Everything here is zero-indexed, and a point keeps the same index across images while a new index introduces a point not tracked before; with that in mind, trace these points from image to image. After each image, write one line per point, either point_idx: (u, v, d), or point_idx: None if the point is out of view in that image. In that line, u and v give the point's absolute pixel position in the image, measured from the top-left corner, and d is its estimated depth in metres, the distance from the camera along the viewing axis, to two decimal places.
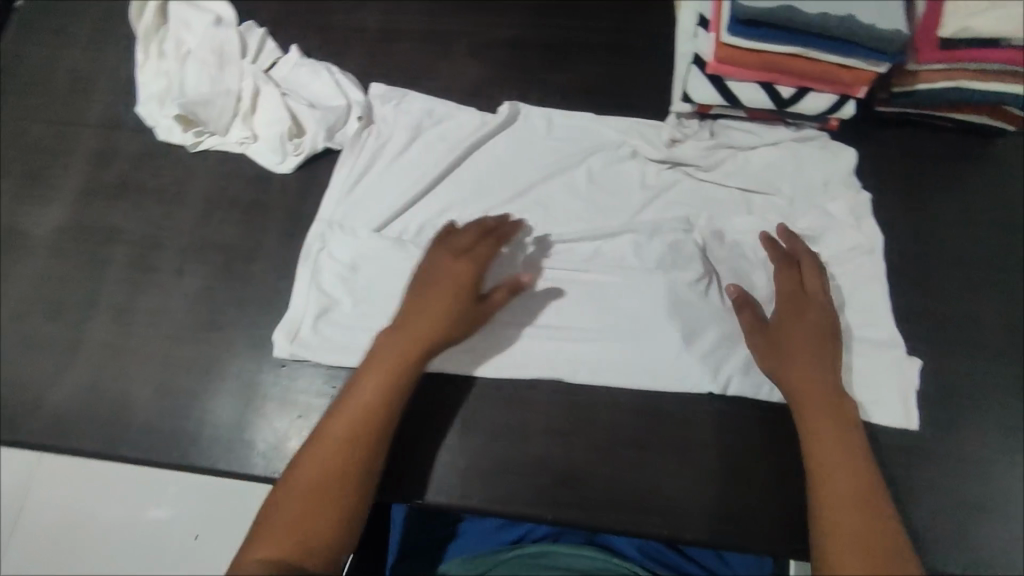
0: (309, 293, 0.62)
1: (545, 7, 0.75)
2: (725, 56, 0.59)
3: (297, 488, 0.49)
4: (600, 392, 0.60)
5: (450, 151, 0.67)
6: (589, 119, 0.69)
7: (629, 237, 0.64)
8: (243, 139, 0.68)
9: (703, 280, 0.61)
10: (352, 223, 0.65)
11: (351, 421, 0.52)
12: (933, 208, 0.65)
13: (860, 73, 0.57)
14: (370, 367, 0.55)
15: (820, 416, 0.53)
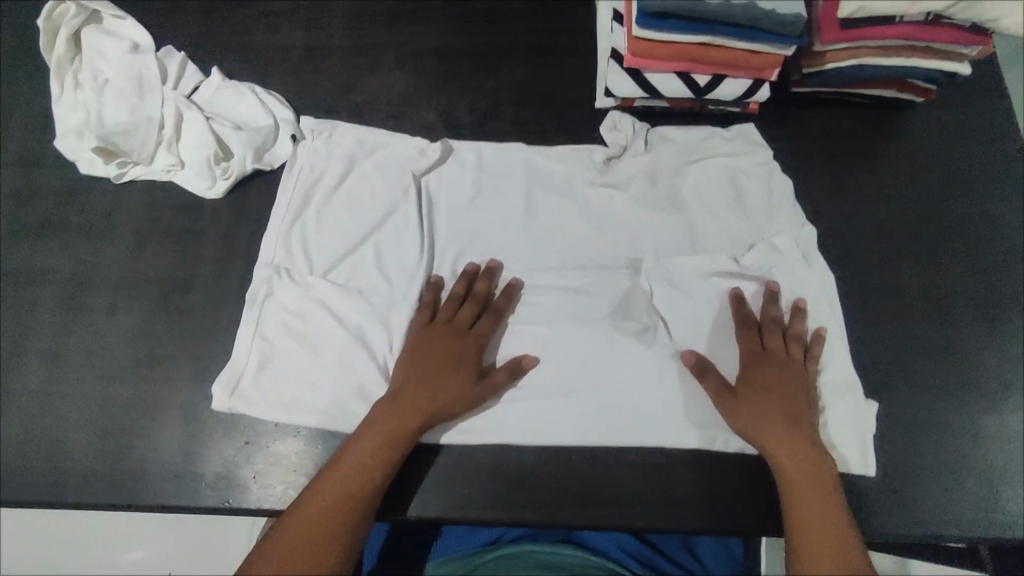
0: (252, 343, 0.60)
1: (465, 12, 0.74)
2: (639, 50, 0.58)
3: (283, 553, 0.50)
4: (561, 430, 0.57)
5: (389, 183, 0.66)
6: (528, 148, 0.67)
7: (575, 271, 0.63)
8: (170, 166, 0.66)
9: (653, 328, 0.60)
10: (293, 267, 0.63)
11: (347, 482, 0.53)
12: (855, 184, 0.66)
13: (768, 57, 0.58)
14: (386, 427, 0.55)
15: (789, 460, 0.53)
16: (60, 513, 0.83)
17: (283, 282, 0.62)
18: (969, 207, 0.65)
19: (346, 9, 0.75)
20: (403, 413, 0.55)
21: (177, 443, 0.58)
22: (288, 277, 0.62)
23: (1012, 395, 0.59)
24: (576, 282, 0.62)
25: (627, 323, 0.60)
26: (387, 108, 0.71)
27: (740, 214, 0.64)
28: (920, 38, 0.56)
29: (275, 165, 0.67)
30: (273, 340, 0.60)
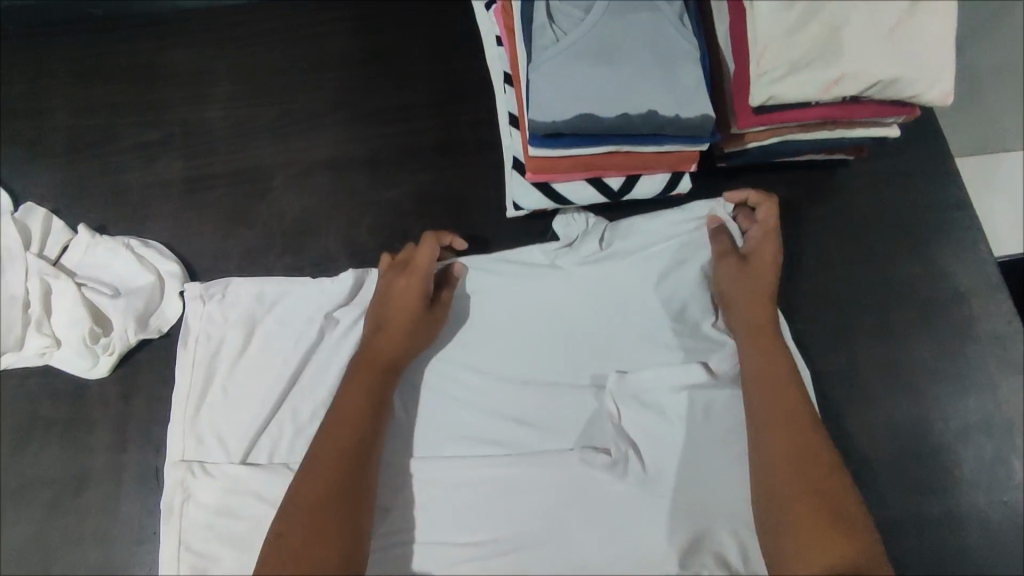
0: (179, 562, 0.51)
1: (358, 117, 0.68)
2: (538, 165, 0.52)
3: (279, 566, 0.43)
4: None
5: (300, 332, 0.58)
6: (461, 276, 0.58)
7: (526, 405, 0.56)
8: (43, 349, 0.59)
9: (624, 463, 0.52)
10: (209, 459, 0.53)
11: (287, 551, 0.44)
12: (796, 256, 0.61)
13: (682, 154, 0.52)
14: (313, 470, 0.47)
15: (771, 375, 0.51)
16: None
17: (200, 479, 0.52)
18: (916, 266, 0.61)
19: (227, 129, 0.68)
20: (334, 453, 0.47)
21: None
22: (205, 471, 0.53)
23: (982, 473, 0.56)
24: (523, 430, 0.55)
25: (592, 455, 0.52)
26: (284, 239, 0.64)
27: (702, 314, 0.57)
28: (841, 115, 0.51)
29: (164, 330, 0.60)
30: (201, 552, 0.51)
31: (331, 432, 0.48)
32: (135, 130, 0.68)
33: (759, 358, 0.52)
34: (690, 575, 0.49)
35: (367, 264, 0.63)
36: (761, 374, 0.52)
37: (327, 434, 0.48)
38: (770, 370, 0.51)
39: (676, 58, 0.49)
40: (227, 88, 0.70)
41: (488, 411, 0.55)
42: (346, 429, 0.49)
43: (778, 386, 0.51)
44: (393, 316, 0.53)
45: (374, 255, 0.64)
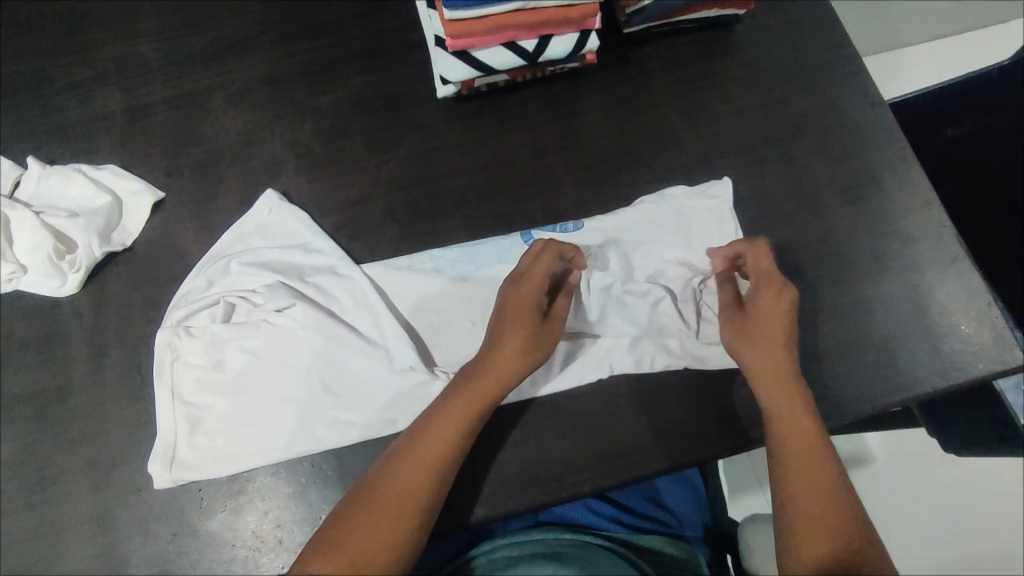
0: (174, 411, 0.57)
1: (287, 34, 0.71)
2: (456, 32, 0.58)
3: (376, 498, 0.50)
4: (499, 417, 0.58)
5: (273, 220, 0.64)
6: (407, 158, 0.66)
7: (480, 249, 0.62)
8: (10, 275, 0.61)
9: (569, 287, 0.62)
10: (193, 322, 0.59)
11: (431, 472, 0.51)
12: (703, 106, 0.68)
13: (585, 7, 0.58)
14: (489, 379, 0.53)
15: (781, 397, 0.55)
16: None
17: (186, 340, 0.58)
18: (811, 100, 0.68)
19: (161, 60, 0.70)
20: (507, 373, 0.53)
21: (96, 558, 0.54)
22: (190, 334, 0.58)
23: (889, 263, 0.63)
24: (473, 271, 0.62)
25: None
26: (231, 151, 0.67)
27: (621, 161, 0.66)
28: None
29: (128, 244, 0.63)
30: (194, 402, 0.57)
31: (512, 347, 0.54)
32: (68, 71, 0.70)
33: (761, 348, 0.56)
34: (628, 359, 0.59)
35: (313, 164, 0.66)
36: (766, 365, 0.56)
37: (507, 343, 0.54)
38: (775, 383, 0.55)
39: None
40: (155, 23, 0.71)
41: (441, 257, 0.62)
42: (529, 325, 0.54)
43: (779, 377, 0.55)
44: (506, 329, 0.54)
45: (319, 154, 0.67)
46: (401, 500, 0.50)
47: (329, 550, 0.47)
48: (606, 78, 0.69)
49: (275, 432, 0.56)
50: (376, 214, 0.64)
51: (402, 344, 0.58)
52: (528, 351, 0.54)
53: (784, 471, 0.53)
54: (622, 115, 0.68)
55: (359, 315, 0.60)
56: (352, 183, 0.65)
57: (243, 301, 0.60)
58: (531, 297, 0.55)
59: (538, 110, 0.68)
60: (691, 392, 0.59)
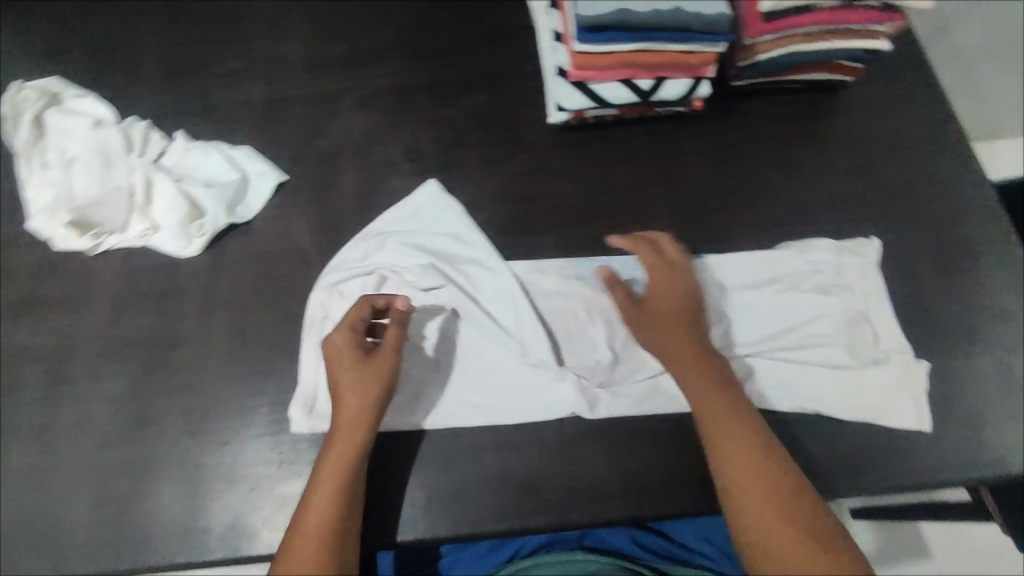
0: (319, 363, 0.61)
1: (417, 52, 0.78)
2: (581, 63, 0.62)
3: (314, 524, 0.52)
4: (574, 429, 0.60)
5: (433, 209, 0.68)
6: (513, 177, 0.71)
7: (627, 267, 0.66)
8: (144, 231, 0.68)
9: (708, 315, 0.62)
10: (348, 286, 0.64)
11: (337, 501, 0.53)
12: (801, 161, 0.70)
13: (703, 55, 0.62)
14: (336, 445, 0.55)
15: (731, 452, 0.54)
16: None
17: (340, 302, 0.64)
18: (910, 168, 0.69)
19: (303, 62, 0.78)
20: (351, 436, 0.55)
21: (178, 503, 0.58)
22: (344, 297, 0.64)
23: (980, 337, 0.62)
24: None
25: None
26: (352, 148, 0.73)
27: (719, 204, 0.69)
28: (835, 18, 0.61)
29: (249, 218, 0.69)
30: None
31: (352, 399, 0.56)
32: (221, 61, 0.78)
33: (690, 374, 0.58)
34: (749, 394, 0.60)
35: (426, 170, 0.72)
36: (684, 364, 0.58)
37: (351, 399, 0.56)
38: (694, 386, 0.57)
39: None
40: (302, 29, 0.79)
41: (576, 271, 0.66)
42: (355, 377, 0.56)
43: (710, 390, 0.56)
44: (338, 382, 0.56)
45: (432, 162, 0.72)
46: (323, 526, 0.52)
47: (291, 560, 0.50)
48: (710, 125, 0.72)
49: (405, 401, 0.60)
50: (478, 222, 0.69)
51: (537, 338, 0.62)
52: (365, 407, 0.56)
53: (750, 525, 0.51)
54: (723, 160, 0.71)
55: (499, 306, 0.64)
56: (460, 192, 0.70)
57: (395, 275, 0.64)
58: (342, 355, 0.57)
59: (642, 147, 0.71)
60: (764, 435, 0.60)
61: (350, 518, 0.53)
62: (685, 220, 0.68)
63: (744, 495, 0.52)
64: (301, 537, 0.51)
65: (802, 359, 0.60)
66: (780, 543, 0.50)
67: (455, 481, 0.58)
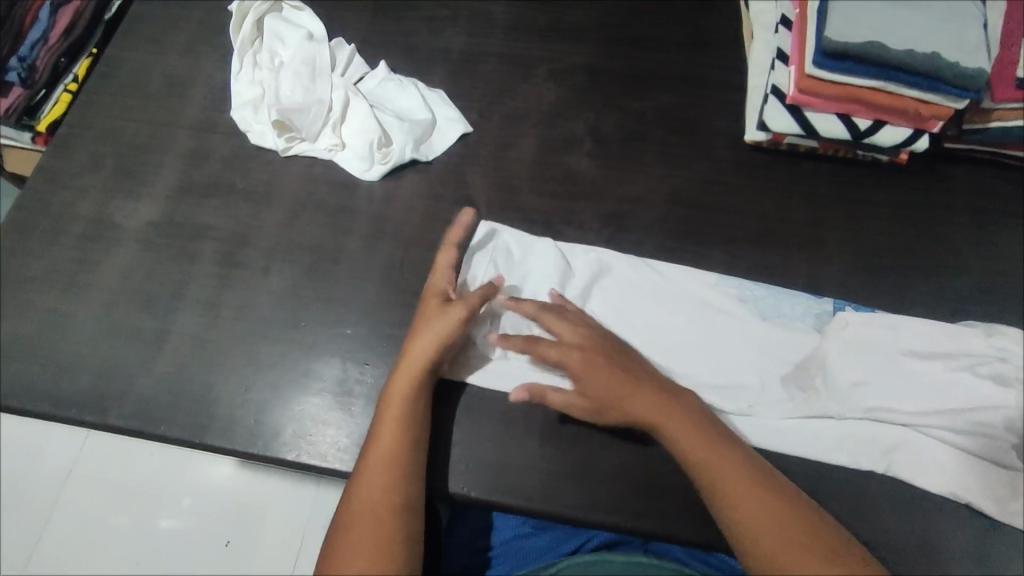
0: None
1: (620, 38, 0.78)
2: (807, 86, 0.60)
3: (379, 463, 0.53)
4: None
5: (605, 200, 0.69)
6: (692, 182, 0.70)
7: (792, 300, 0.64)
8: (332, 146, 0.71)
9: (868, 374, 0.59)
10: (508, 250, 0.65)
11: (400, 444, 0.54)
12: (999, 242, 0.66)
13: (937, 108, 0.59)
14: (398, 384, 0.56)
15: (695, 449, 0.54)
16: (156, 480, 1.04)
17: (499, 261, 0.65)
18: None
19: (507, 23, 0.79)
20: (414, 378, 0.56)
21: (314, 407, 0.60)
22: (504, 258, 0.65)
23: None
24: (775, 316, 0.63)
25: (838, 356, 0.60)
26: (537, 116, 0.74)
27: (905, 263, 0.65)
28: None
29: (429, 158, 0.71)
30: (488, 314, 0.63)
31: (421, 336, 0.58)
32: (431, 5, 0.80)
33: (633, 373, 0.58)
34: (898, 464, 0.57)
35: (605, 154, 0.71)
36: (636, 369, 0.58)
37: (416, 341, 0.58)
38: (644, 403, 0.56)
39: (963, 24, 0.56)
40: None
41: (737, 291, 0.64)
42: (432, 312, 0.59)
43: (660, 408, 0.56)
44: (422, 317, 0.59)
45: (613, 147, 0.72)
46: (386, 467, 0.53)
47: (361, 496, 0.53)
48: (909, 181, 0.68)
49: (548, 371, 0.61)
50: (647, 218, 0.68)
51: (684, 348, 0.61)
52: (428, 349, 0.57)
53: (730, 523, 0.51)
54: (913, 219, 0.67)
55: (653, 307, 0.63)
56: (635, 183, 0.70)
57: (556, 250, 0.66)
58: (432, 295, 0.61)
59: (830, 185, 0.69)
60: (905, 511, 0.56)
61: (415, 460, 0.54)
62: (863, 270, 0.65)
63: (734, 506, 0.52)
64: (370, 475, 0.53)
65: (955, 443, 0.58)
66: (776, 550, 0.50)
67: (575, 462, 0.58)
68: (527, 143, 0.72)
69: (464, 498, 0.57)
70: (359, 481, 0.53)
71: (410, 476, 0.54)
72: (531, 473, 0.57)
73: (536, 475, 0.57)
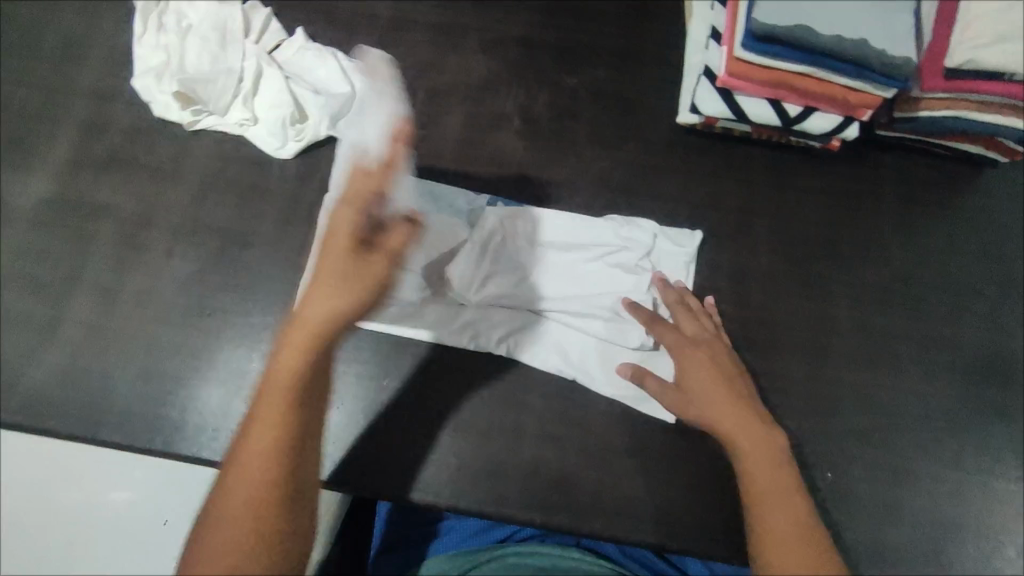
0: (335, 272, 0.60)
1: (556, 7, 0.73)
2: (736, 70, 0.58)
3: (245, 463, 0.43)
4: (617, 440, 0.58)
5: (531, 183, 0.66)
6: (621, 165, 0.67)
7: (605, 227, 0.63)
8: (243, 120, 0.66)
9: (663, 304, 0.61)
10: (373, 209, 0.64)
11: (278, 439, 0.44)
12: (923, 233, 0.65)
13: (865, 97, 0.57)
14: (292, 344, 0.44)
15: (763, 477, 0.50)
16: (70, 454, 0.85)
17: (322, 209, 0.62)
18: None
19: None
20: (317, 338, 0.44)
21: (219, 398, 0.58)
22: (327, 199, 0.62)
23: None
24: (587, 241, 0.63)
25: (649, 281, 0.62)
26: (465, 92, 0.70)
27: (828, 254, 0.65)
28: (1022, 94, 0.56)
29: None
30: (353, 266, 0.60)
31: (315, 302, 0.44)
32: None
33: (712, 385, 0.54)
34: (808, 456, 0.58)
35: (535, 133, 0.68)
36: (711, 382, 0.54)
37: (309, 299, 0.45)
38: (723, 396, 0.53)
39: (893, 11, 0.54)
40: None
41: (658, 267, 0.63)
42: (344, 252, 0.45)
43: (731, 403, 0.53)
44: (323, 265, 0.45)
45: (543, 127, 0.68)
46: (262, 464, 0.43)
47: (218, 523, 0.42)
48: (839, 167, 0.67)
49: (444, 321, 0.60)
50: (573, 204, 0.66)
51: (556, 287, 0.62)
52: (333, 299, 0.44)
53: (765, 553, 0.47)
54: (838, 207, 0.66)
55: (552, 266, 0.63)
56: (563, 166, 0.67)
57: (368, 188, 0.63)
58: (336, 247, 0.45)
59: (760, 170, 0.67)
60: (813, 504, 0.56)
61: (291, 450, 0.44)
62: (788, 261, 0.64)
63: (766, 500, 0.49)
64: (238, 486, 0.43)
65: (818, 406, 0.59)
66: (789, 558, 0.46)
67: (487, 458, 0.57)
68: (454, 121, 0.68)
69: (371, 494, 0.56)
70: (239, 473, 0.43)
71: (269, 475, 0.43)
72: (442, 467, 0.56)
73: (447, 471, 0.56)
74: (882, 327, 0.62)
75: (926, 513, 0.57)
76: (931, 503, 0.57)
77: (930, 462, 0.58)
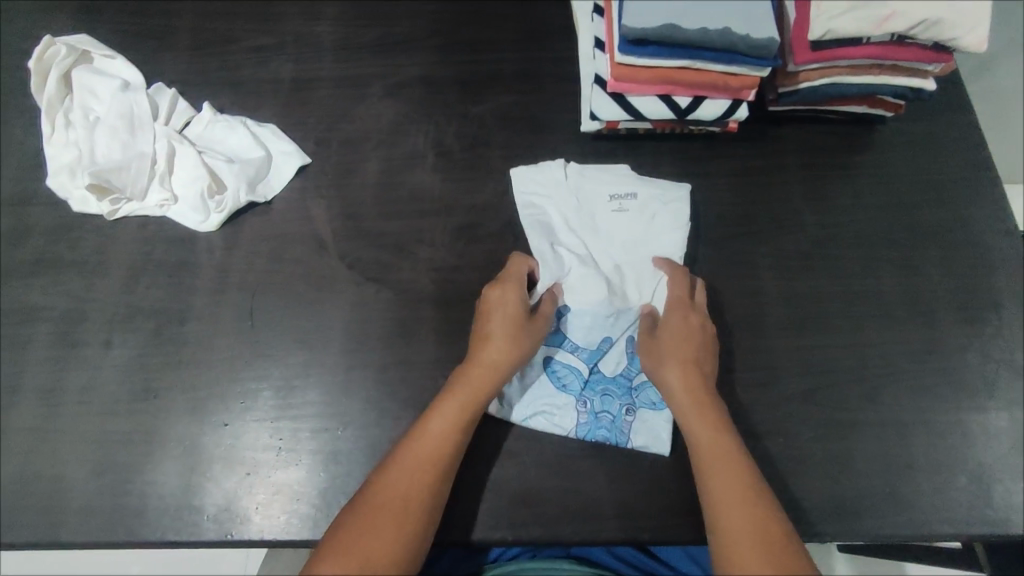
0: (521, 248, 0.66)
1: (452, 44, 0.76)
2: (622, 74, 0.61)
3: (384, 506, 0.51)
4: (576, 446, 0.59)
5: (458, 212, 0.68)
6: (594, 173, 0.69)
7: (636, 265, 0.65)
8: (163, 201, 0.67)
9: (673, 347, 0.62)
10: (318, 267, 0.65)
11: (426, 473, 0.52)
12: (831, 195, 0.69)
13: (746, 78, 0.61)
14: (472, 386, 0.56)
15: (727, 482, 0.52)
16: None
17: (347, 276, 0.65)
18: (941, 213, 0.68)
19: (335, 42, 0.76)
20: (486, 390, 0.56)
21: (175, 478, 0.58)
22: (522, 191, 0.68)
23: (989, 392, 0.61)
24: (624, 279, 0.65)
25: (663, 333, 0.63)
26: (376, 137, 0.72)
27: (748, 230, 0.67)
28: (882, 54, 0.60)
29: (268, 198, 0.68)
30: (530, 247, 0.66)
31: (498, 349, 0.58)
32: (253, 35, 0.76)
33: (688, 408, 0.56)
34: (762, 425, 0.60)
35: (450, 166, 0.70)
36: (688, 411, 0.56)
37: (497, 338, 0.58)
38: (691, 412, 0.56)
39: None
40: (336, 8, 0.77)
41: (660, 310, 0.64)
42: (520, 320, 0.59)
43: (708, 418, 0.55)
44: (496, 328, 0.58)
45: (457, 158, 0.71)
46: (396, 517, 0.50)
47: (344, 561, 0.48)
48: (743, 148, 0.70)
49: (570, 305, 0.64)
50: (497, 225, 0.68)
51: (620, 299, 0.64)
52: (513, 348, 0.58)
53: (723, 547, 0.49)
54: (748, 183, 0.69)
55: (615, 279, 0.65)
56: (484, 191, 0.69)
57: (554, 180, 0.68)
58: (507, 306, 0.59)
59: (669, 163, 0.70)
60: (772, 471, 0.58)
61: (424, 508, 0.51)
62: (711, 244, 0.67)
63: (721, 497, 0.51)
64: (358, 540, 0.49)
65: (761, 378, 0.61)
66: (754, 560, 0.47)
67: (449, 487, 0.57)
68: (371, 167, 0.70)
69: None
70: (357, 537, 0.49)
71: (410, 525, 0.50)
72: None
73: None
74: (806, 290, 0.65)
75: (877, 460, 0.59)
76: (879, 449, 0.59)
77: (873, 411, 0.60)
